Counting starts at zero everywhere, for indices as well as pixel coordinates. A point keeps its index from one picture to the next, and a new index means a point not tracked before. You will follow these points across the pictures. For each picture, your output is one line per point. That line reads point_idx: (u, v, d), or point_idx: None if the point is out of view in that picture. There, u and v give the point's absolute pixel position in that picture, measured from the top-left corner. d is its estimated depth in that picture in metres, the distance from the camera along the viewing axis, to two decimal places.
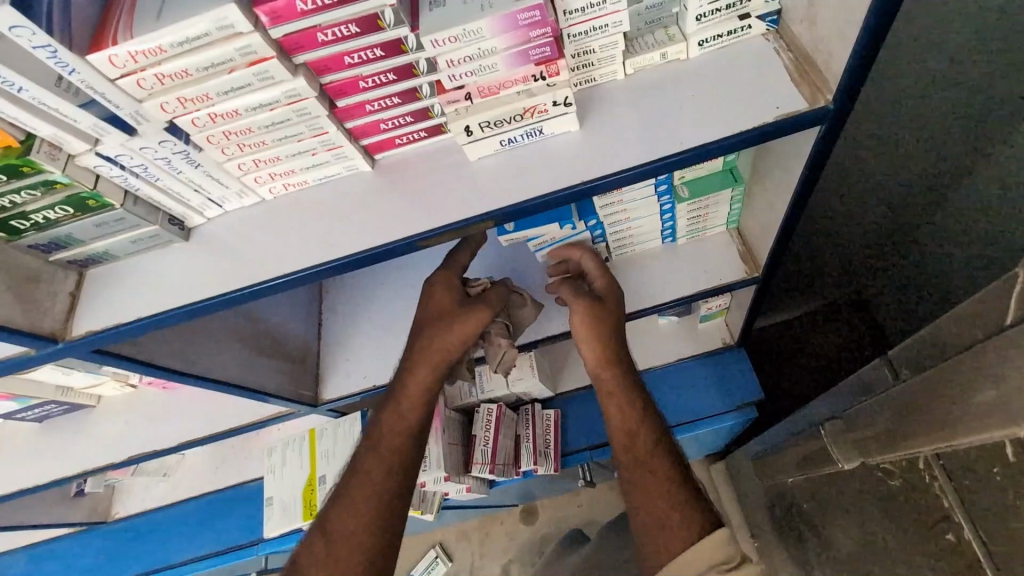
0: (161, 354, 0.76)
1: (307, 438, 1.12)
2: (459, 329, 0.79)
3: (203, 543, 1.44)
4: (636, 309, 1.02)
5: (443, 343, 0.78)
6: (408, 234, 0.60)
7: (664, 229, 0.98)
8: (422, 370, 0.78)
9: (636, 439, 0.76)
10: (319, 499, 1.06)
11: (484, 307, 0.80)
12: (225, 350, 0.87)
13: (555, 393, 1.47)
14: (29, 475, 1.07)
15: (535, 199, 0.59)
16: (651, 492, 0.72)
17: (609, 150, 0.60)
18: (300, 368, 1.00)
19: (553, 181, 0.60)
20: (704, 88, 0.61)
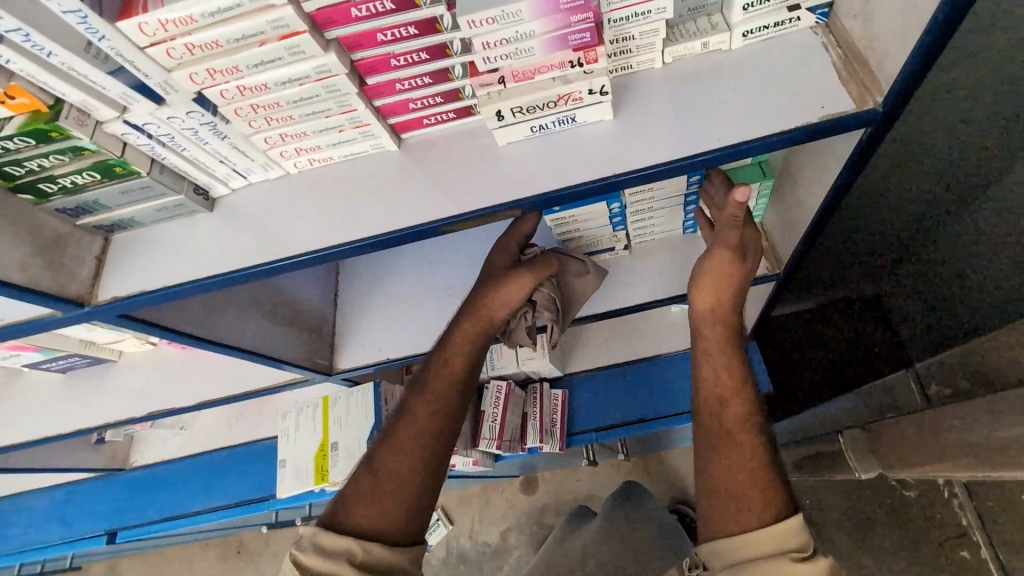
0: (180, 321, 0.77)
1: (319, 405, 1.15)
2: (515, 291, 0.79)
3: (217, 496, 1.49)
4: (650, 300, 1.01)
5: (489, 314, 0.80)
6: (425, 220, 0.59)
7: (686, 221, 0.97)
8: (468, 324, 0.79)
9: (722, 410, 0.69)
10: (331, 465, 1.09)
11: (532, 272, 0.80)
12: (244, 318, 0.88)
13: (564, 373, 1.49)
14: (55, 423, 1.12)
15: (551, 194, 0.58)
16: (729, 467, 0.65)
17: (640, 142, 0.58)
18: (316, 337, 1.01)
19: (580, 172, 0.58)
20: (746, 83, 0.58)
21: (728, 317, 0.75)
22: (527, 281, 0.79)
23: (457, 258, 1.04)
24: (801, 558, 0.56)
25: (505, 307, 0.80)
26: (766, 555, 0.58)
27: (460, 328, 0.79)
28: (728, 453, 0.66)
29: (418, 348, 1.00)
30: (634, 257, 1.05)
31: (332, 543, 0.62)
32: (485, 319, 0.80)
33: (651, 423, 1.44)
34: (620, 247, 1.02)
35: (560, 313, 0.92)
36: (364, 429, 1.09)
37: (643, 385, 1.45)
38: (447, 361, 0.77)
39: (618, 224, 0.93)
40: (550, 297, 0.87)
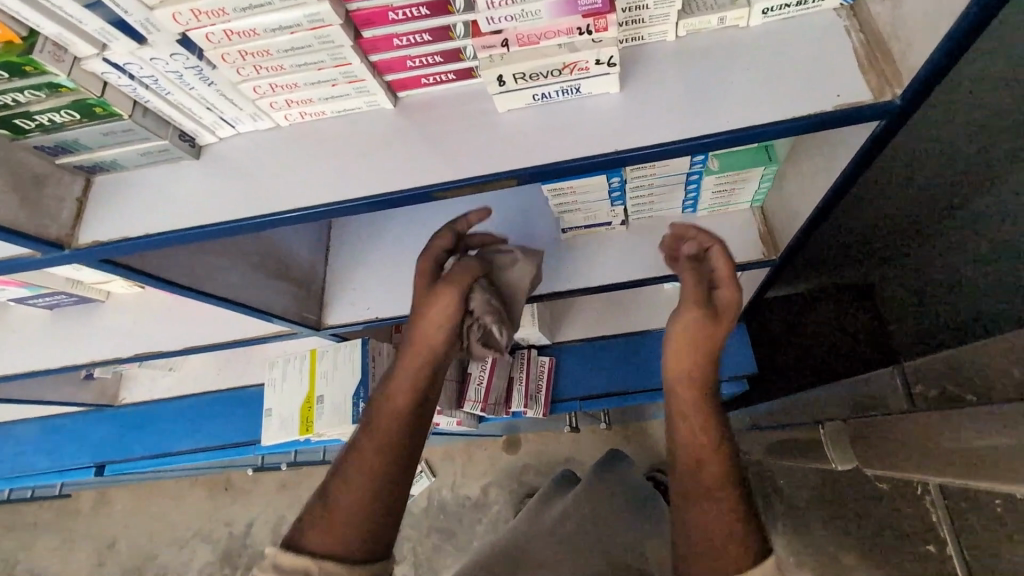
0: (167, 269, 0.76)
1: (307, 357, 1.16)
2: (437, 308, 0.76)
3: (205, 437, 1.52)
4: (645, 278, 1.00)
5: (428, 340, 0.76)
6: (418, 184, 0.58)
7: (686, 200, 0.96)
8: (411, 355, 0.76)
9: (701, 470, 0.68)
10: (316, 417, 1.11)
11: (455, 282, 0.77)
12: (231, 269, 0.87)
13: (553, 341, 1.51)
14: (43, 359, 1.12)
15: (547, 165, 0.56)
16: (712, 521, 0.65)
17: (646, 118, 0.56)
18: (305, 292, 1.01)
19: (582, 146, 0.56)
20: (760, 66, 0.56)
21: (702, 375, 0.74)
22: (451, 292, 0.76)
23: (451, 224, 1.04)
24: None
25: (440, 325, 0.76)
26: None
27: (406, 356, 0.76)
28: (709, 513, 0.65)
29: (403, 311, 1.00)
30: (631, 233, 1.04)
31: (290, 563, 0.60)
32: (426, 342, 0.76)
33: (635, 396, 1.47)
34: (618, 223, 1.02)
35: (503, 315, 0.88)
36: (351, 384, 1.11)
37: (630, 358, 1.47)
38: (408, 388, 0.75)
39: (617, 199, 0.92)
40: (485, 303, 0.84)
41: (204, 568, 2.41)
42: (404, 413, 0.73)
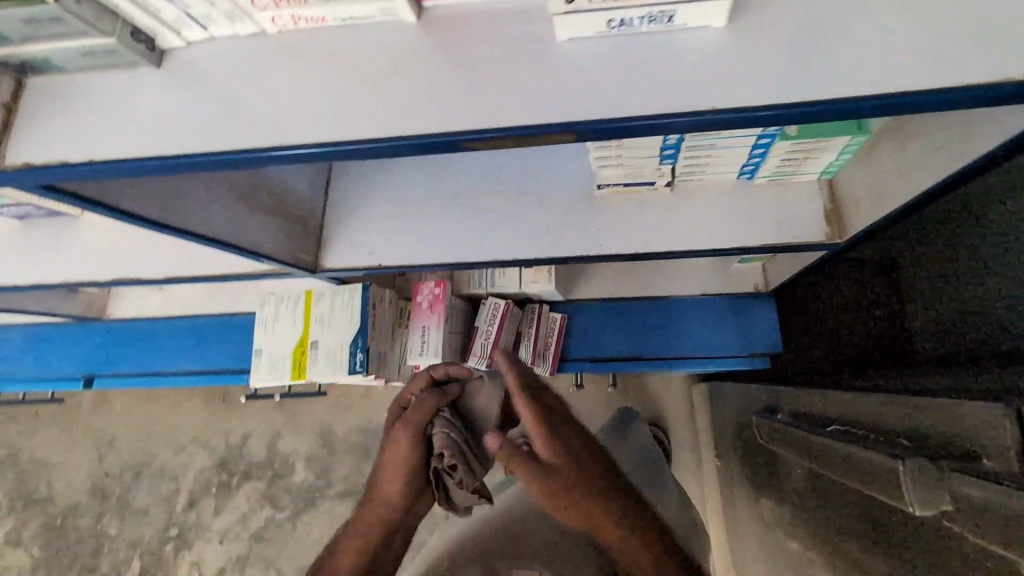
0: (135, 199, 0.65)
1: (302, 298, 1.07)
2: (395, 445, 0.71)
3: (197, 360, 1.48)
4: (672, 251, 0.91)
5: (388, 495, 0.70)
6: (472, 127, 0.45)
7: (746, 165, 0.86)
8: (371, 514, 0.70)
9: None
10: (309, 362, 1.03)
11: (407, 422, 0.72)
12: (213, 202, 0.74)
13: (566, 298, 1.41)
14: (14, 274, 1.03)
15: (635, 120, 0.44)
16: None
17: (745, 81, 0.44)
18: (300, 231, 0.93)
19: (663, 98, 0.45)
20: (879, 33, 0.44)
21: (606, 522, 0.66)
22: (403, 433, 0.71)
23: (472, 173, 0.98)
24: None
25: (399, 474, 0.70)
26: None
27: (362, 517, 0.70)
28: None
29: (412, 263, 0.96)
30: (677, 195, 0.93)
31: None
32: (393, 470, 0.70)
33: (649, 362, 1.40)
34: (661, 183, 0.90)
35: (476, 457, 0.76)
36: (348, 332, 1.03)
37: (646, 324, 1.40)
38: (362, 533, 0.69)
39: (667, 159, 0.83)
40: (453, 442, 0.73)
41: (201, 473, 2.48)
42: (373, 540, 0.68)
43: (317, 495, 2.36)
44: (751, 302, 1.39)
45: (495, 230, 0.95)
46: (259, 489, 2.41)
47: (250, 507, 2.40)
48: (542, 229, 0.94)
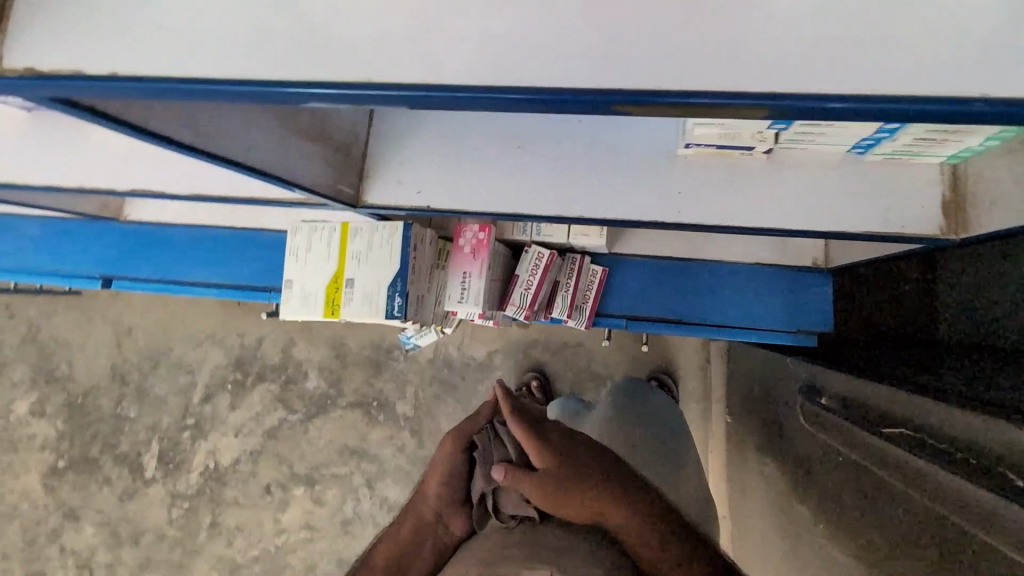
0: (164, 115, 0.57)
1: (338, 231, 0.99)
2: (444, 450, 0.89)
3: (219, 273, 1.48)
4: (757, 228, 0.81)
5: (426, 494, 0.88)
6: (540, 80, 0.47)
7: (866, 138, 0.72)
8: (410, 518, 0.87)
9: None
10: (344, 302, 0.96)
11: (453, 433, 0.91)
12: (252, 120, 0.65)
13: (610, 251, 1.32)
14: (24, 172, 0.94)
15: (681, 96, 0.46)
16: None
17: (795, 65, 0.45)
18: (343, 160, 0.84)
19: (712, 73, 0.46)
20: (975, 37, 0.44)
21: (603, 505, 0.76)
22: (447, 441, 0.90)
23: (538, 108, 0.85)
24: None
25: (437, 477, 0.87)
26: None
27: (405, 518, 0.88)
28: None
29: (467, 209, 0.87)
30: (771, 164, 0.80)
31: None
32: (437, 470, 0.88)
33: (690, 327, 1.33)
34: (759, 148, 0.78)
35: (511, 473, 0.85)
36: (385, 274, 0.95)
37: (689, 288, 1.32)
38: (401, 525, 0.88)
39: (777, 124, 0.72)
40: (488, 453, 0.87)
41: (215, 370, 2.52)
42: (404, 536, 0.86)
43: (329, 403, 2.40)
44: (803, 276, 1.29)
45: (564, 181, 0.84)
46: (273, 391, 2.46)
47: (264, 407, 2.45)
48: (616, 187, 0.83)
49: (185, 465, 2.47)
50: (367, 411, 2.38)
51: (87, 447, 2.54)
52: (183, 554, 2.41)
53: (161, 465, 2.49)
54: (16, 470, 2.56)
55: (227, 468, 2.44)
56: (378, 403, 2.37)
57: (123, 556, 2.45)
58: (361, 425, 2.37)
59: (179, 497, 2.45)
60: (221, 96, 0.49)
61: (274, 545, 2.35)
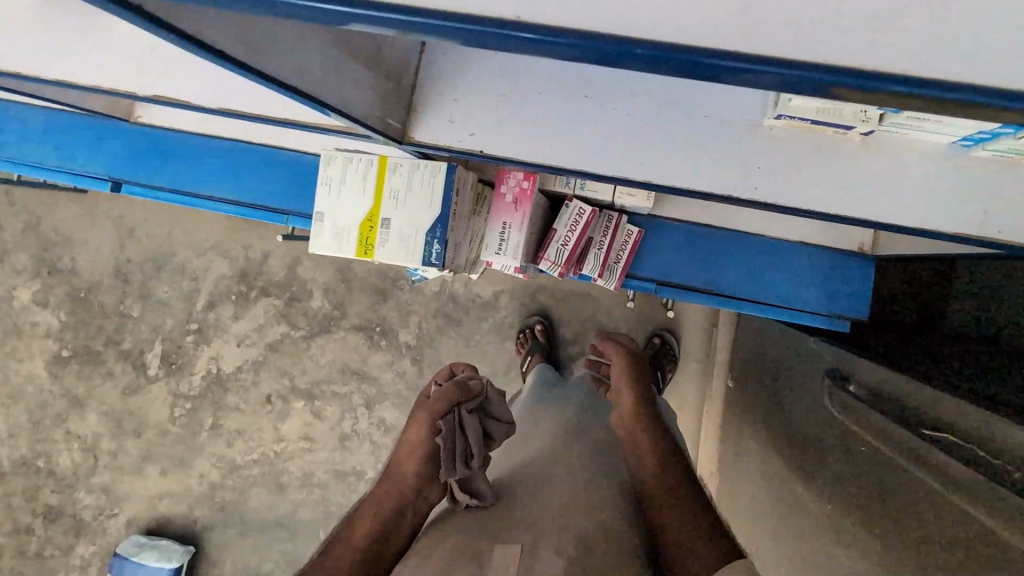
0: (227, 29, 0.49)
1: (375, 164, 0.92)
2: (414, 431, 0.91)
3: (235, 189, 1.41)
4: (831, 216, 0.77)
5: (400, 472, 0.89)
6: (694, 45, 0.41)
7: (981, 132, 0.67)
8: (386, 499, 0.87)
9: (673, 506, 0.85)
10: (379, 243, 0.91)
11: (425, 412, 0.92)
12: (311, 44, 0.58)
13: (649, 211, 1.26)
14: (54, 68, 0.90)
15: (829, 75, 0.41)
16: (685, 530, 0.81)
17: (950, 48, 0.40)
18: (393, 91, 0.76)
19: (876, 50, 0.40)
20: None
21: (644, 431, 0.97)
22: (419, 421, 0.91)
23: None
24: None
25: (412, 458, 0.89)
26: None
27: (375, 497, 0.88)
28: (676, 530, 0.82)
29: (523, 160, 0.80)
30: (864, 148, 0.75)
31: None
32: (410, 451, 0.90)
33: (722, 299, 1.29)
34: (857, 128, 0.71)
35: (477, 459, 0.92)
36: (424, 220, 0.89)
37: (727, 259, 1.27)
38: (372, 504, 0.87)
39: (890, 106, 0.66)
40: (458, 439, 0.91)
41: (220, 280, 2.49)
42: (387, 511, 0.86)
43: (333, 324, 2.40)
44: (846, 260, 1.24)
45: (635, 143, 0.77)
46: (276, 306, 2.44)
47: (267, 321, 2.44)
48: (690, 153, 0.77)
49: (188, 367, 2.50)
50: (370, 335, 2.38)
51: (90, 340, 2.56)
52: (185, 450, 2.49)
53: (165, 365, 2.52)
54: (20, 354, 2.59)
55: (229, 375, 2.47)
56: (381, 329, 2.36)
57: (128, 446, 2.54)
58: (363, 348, 2.38)
59: (182, 398, 2.50)
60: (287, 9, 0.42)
61: (273, 452, 2.43)
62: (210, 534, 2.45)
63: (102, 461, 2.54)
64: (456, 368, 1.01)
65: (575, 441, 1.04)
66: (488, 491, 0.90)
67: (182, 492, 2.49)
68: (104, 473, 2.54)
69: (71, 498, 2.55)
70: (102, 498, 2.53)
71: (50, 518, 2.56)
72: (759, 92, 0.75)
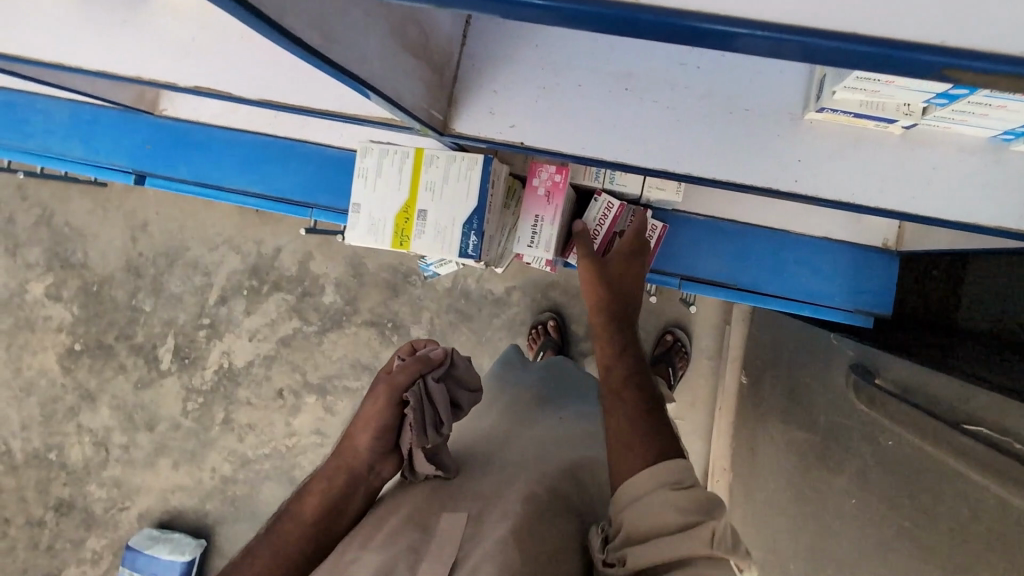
0: (305, 18, 0.50)
1: (411, 157, 0.92)
2: (373, 403, 0.85)
3: (257, 183, 1.42)
4: (874, 209, 0.78)
5: (354, 445, 0.84)
6: (796, 29, 0.38)
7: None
8: (339, 471, 0.83)
9: (619, 404, 0.83)
10: (415, 234, 0.92)
11: (386, 383, 0.85)
12: (373, 36, 0.60)
13: (672, 207, 1.26)
14: (91, 57, 0.93)
15: (946, 57, 0.37)
16: (623, 423, 0.80)
17: None
18: (438, 82, 0.77)
19: (996, 32, 0.36)
20: None
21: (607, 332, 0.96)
22: (379, 391, 0.85)
23: (654, 44, 0.76)
24: (677, 488, 0.71)
25: (368, 431, 0.84)
26: (649, 490, 0.71)
27: (329, 469, 0.84)
28: (616, 420, 0.81)
29: (562, 150, 0.81)
30: (904, 142, 0.76)
31: None
32: (367, 423, 0.85)
33: (748, 295, 1.30)
34: (898, 120, 0.72)
35: (443, 428, 0.86)
36: (459, 212, 0.90)
37: (752, 254, 1.27)
38: (326, 476, 0.84)
39: (934, 98, 0.66)
40: (422, 411, 0.84)
41: (232, 274, 2.48)
42: (340, 486, 0.83)
43: (344, 319, 2.40)
44: (870, 256, 1.25)
45: (675, 133, 0.78)
46: (289, 301, 2.44)
47: (279, 316, 2.45)
48: (728, 144, 0.78)
49: (200, 362, 2.51)
50: (382, 330, 2.38)
51: (102, 334, 2.57)
52: (197, 444, 2.50)
53: (177, 359, 2.52)
54: (34, 347, 2.61)
55: (240, 369, 2.48)
56: (392, 325, 2.37)
57: (139, 440, 2.54)
58: (375, 344, 2.38)
59: (194, 392, 2.51)
60: None
61: (285, 446, 2.44)
62: (222, 528, 2.46)
63: (114, 455, 2.55)
64: (418, 340, 0.95)
65: (579, 422, 1.04)
66: (451, 462, 0.89)
67: (194, 485, 2.50)
68: (115, 466, 2.55)
69: (82, 491, 2.56)
70: (114, 491, 2.54)
71: (62, 511, 2.57)
72: (800, 88, 0.77)
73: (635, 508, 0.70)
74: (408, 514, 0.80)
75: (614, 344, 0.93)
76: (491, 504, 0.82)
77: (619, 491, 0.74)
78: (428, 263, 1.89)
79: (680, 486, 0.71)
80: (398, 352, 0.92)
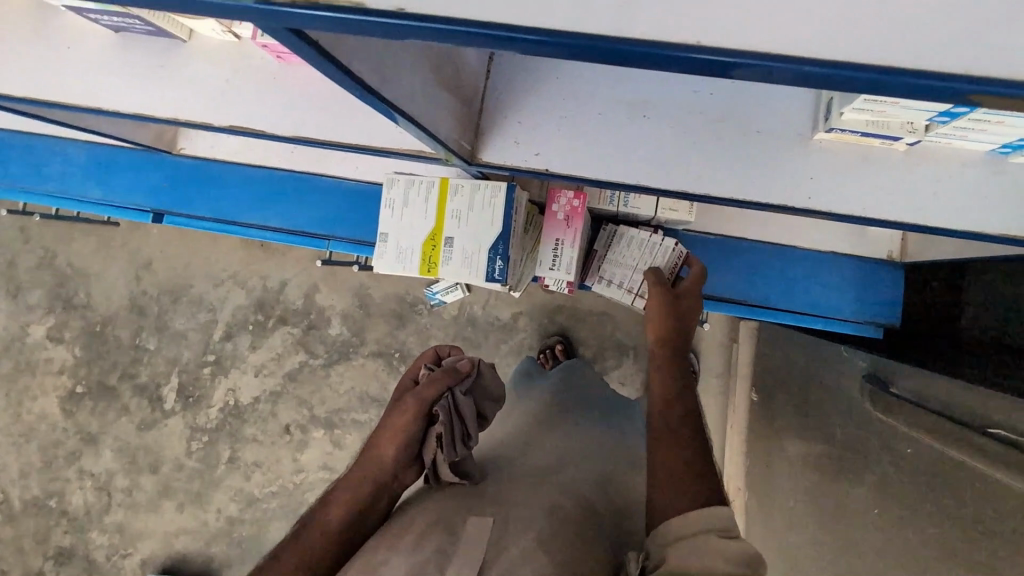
0: (358, 55, 0.54)
1: (436, 186, 0.96)
2: (399, 414, 0.84)
3: (272, 217, 1.45)
4: (891, 223, 0.81)
5: (380, 456, 0.82)
6: (816, 53, 0.41)
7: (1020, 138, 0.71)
8: (364, 480, 0.81)
9: (673, 436, 0.79)
10: (442, 260, 0.95)
11: (414, 397, 0.85)
12: (413, 71, 0.65)
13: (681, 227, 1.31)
14: (114, 93, 0.96)
15: (964, 81, 0.40)
16: (677, 456, 0.76)
17: None
18: (464, 114, 0.82)
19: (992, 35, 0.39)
20: None
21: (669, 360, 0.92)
22: (407, 404, 0.84)
23: (666, 76, 0.82)
24: (725, 536, 0.66)
25: (394, 444, 0.82)
26: (693, 532, 0.66)
27: (353, 476, 0.82)
28: (673, 454, 0.76)
29: (585, 176, 0.85)
30: (908, 158, 0.81)
31: None
32: (393, 436, 0.83)
33: (763, 311, 1.33)
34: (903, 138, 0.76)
35: (469, 441, 0.86)
36: (483, 234, 0.94)
37: (761, 270, 1.31)
38: (350, 482, 0.81)
39: (937, 115, 0.71)
40: (451, 424, 0.84)
41: (237, 310, 2.49)
42: (363, 494, 0.80)
43: (351, 350, 2.40)
44: (875, 267, 1.29)
45: (691, 156, 0.83)
46: (294, 334, 2.45)
47: (285, 349, 2.45)
48: (742, 164, 0.82)
49: (205, 400, 2.49)
50: (389, 361, 2.38)
51: (105, 375, 2.55)
52: (202, 485, 2.46)
53: (182, 399, 2.50)
54: (34, 393, 2.58)
55: (246, 406, 2.46)
56: (400, 354, 2.37)
57: (142, 482, 2.50)
58: (383, 374, 2.38)
59: (199, 431, 2.48)
60: (419, 33, 0.44)
61: (292, 483, 2.40)
62: (228, 571, 2.39)
63: (116, 499, 2.50)
64: (442, 348, 0.97)
65: (598, 435, 1.05)
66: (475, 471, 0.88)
67: (198, 528, 2.44)
68: (117, 511, 2.50)
69: (84, 539, 2.49)
70: (116, 537, 2.48)
71: (62, 561, 2.50)
72: (804, 113, 0.82)
73: (677, 550, 0.65)
74: (434, 516, 0.78)
75: (676, 378, 0.88)
76: (515, 509, 0.80)
77: (661, 527, 0.69)
78: (436, 291, 1.92)
79: (727, 536, 0.66)
80: (420, 362, 0.93)
